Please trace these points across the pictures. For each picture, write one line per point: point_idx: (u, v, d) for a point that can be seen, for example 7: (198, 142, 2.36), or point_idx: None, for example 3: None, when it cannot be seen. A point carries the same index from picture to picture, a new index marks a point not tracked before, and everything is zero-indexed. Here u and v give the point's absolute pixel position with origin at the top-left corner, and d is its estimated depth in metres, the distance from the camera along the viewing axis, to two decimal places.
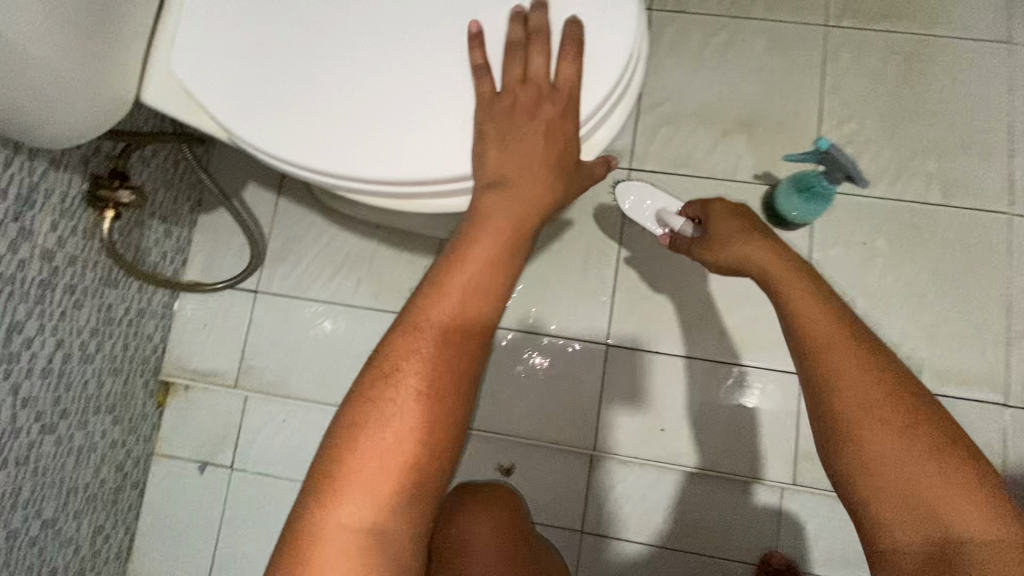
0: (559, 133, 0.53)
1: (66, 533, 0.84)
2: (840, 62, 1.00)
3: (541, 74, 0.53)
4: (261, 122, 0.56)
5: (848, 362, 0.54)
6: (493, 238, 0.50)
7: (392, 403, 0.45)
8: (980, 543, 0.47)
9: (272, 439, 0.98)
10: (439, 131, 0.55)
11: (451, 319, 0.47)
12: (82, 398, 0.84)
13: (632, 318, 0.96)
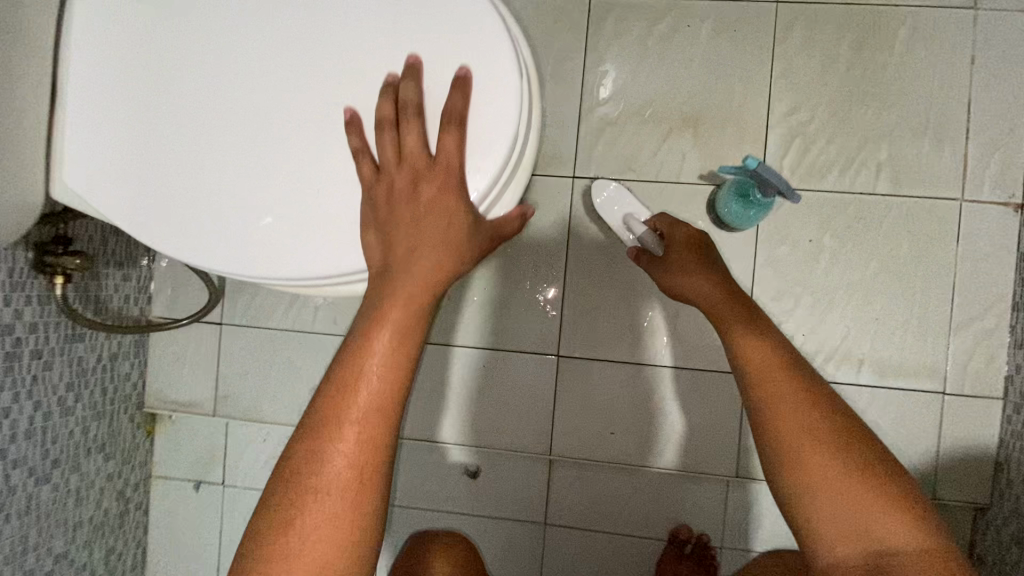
0: (443, 201, 0.50)
1: (79, 559, 0.95)
2: (794, 42, 0.94)
3: (418, 149, 0.50)
4: (167, 221, 0.57)
5: (788, 395, 0.67)
6: (392, 323, 0.50)
7: (290, 496, 0.45)
8: (906, 552, 0.57)
9: (255, 457, 1.06)
10: (340, 209, 0.55)
11: (358, 407, 0.47)
12: (70, 445, 0.91)
13: (581, 328, 0.99)
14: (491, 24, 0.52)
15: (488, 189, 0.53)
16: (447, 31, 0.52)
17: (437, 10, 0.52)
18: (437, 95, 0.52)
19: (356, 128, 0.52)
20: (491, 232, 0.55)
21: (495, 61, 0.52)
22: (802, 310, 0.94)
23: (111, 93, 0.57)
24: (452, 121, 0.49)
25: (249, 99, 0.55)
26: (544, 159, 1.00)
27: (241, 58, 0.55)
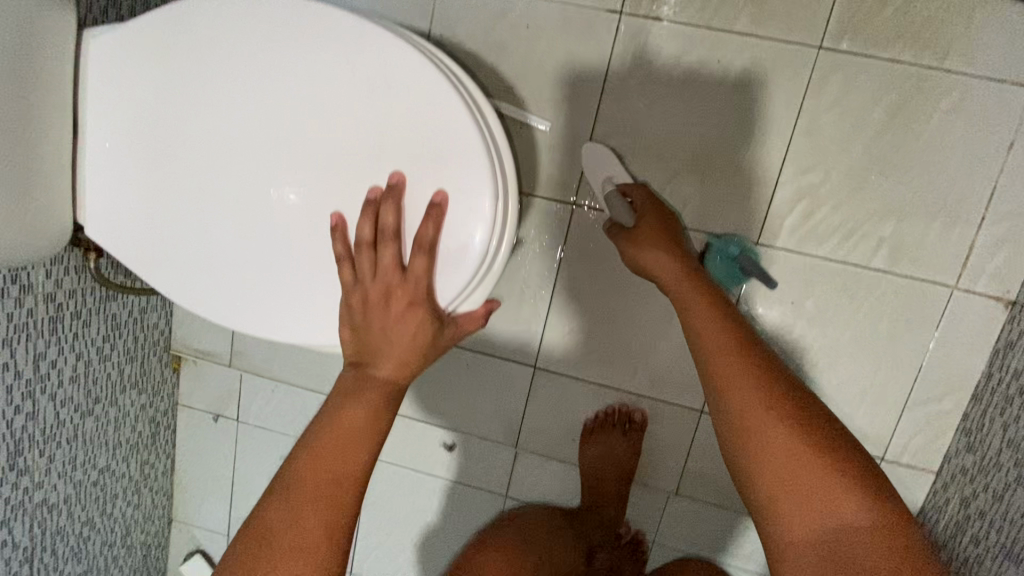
0: (419, 302, 0.56)
1: (119, 470, 1.14)
2: (825, 96, 0.89)
3: (390, 268, 0.56)
4: (176, 276, 0.64)
5: (743, 368, 0.62)
6: (359, 409, 0.54)
7: (266, 555, 0.50)
8: (865, 542, 0.54)
9: (263, 405, 1.21)
10: (323, 288, 0.61)
11: (327, 480, 0.53)
12: (108, 384, 1.07)
13: (561, 346, 1.04)
14: (473, 154, 0.56)
15: (452, 301, 0.59)
16: (431, 155, 0.57)
17: (424, 134, 0.57)
18: (414, 214, 0.57)
19: (341, 235, 0.57)
20: (452, 334, 0.61)
21: (472, 191, 0.57)
22: None
23: (125, 155, 0.62)
24: (422, 250, 0.55)
25: (243, 175, 0.60)
26: (548, 179, 0.98)
27: (243, 146, 0.59)
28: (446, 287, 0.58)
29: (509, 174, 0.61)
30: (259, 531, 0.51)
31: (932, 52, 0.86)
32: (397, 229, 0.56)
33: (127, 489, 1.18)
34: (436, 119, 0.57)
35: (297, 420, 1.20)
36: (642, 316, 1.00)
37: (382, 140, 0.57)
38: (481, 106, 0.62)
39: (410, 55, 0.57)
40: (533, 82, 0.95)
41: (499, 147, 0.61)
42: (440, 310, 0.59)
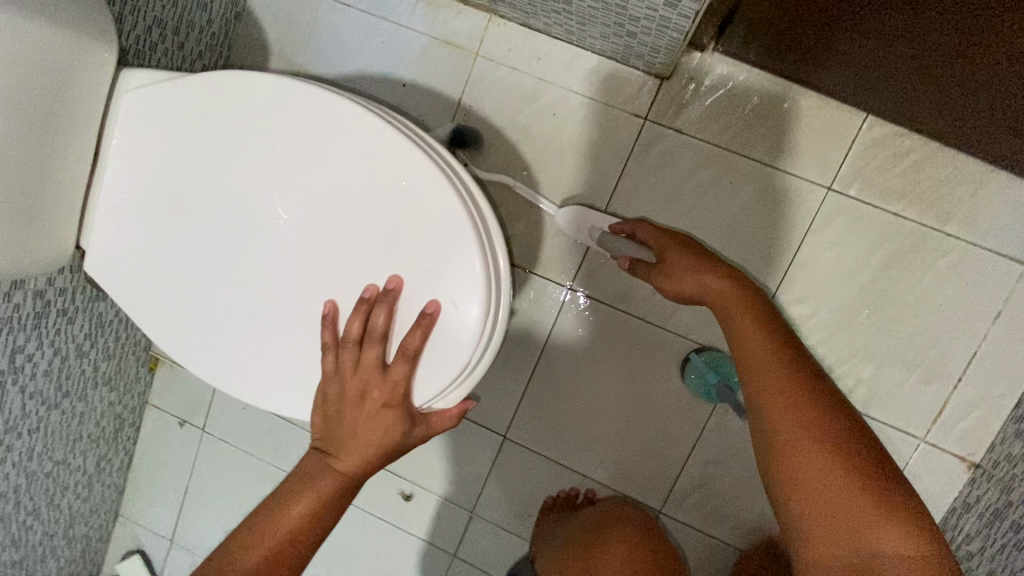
0: (386, 414, 0.60)
1: (75, 463, 1.13)
2: (826, 236, 0.91)
3: (372, 366, 0.59)
4: (168, 326, 0.66)
5: (786, 388, 0.64)
6: (280, 529, 0.59)
7: None
8: (894, 565, 0.53)
9: (232, 418, 1.23)
10: (308, 366, 0.63)
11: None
12: (81, 380, 1.06)
13: (533, 423, 1.05)
14: (470, 273, 0.57)
15: (427, 403, 0.61)
16: (429, 266, 0.58)
17: (427, 244, 0.57)
18: (404, 319, 0.59)
19: (331, 326, 0.60)
20: (421, 433, 0.64)
21: (463, 308, 0.57)
22: (732, 479, 1.00)
23: (137, 206, 0.63)
24: (404, 359, 0.58)
25: (246, 246, 0.61)
26: (548, 260, 1.00)
27: (252, 219, 0.61)
28: (424, 389, 0.60)
29: (504, 290, 0.61)
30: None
31: (935, 214, 0.88)
32: (386, 333, 0.59)
33: (80, 483, 1.17)
34: (440, 231, 0.57)
35: (263, 439, 1.22)
36: (618, 409, 1.01)
37: (385, 241, 0.58)
38: (491, 216, 0.62)
39: (427, 164, 0.57)
40: (549, 167, 0.97)
41: (499, 260, 0.61)
42: (413, 410, 0.62)
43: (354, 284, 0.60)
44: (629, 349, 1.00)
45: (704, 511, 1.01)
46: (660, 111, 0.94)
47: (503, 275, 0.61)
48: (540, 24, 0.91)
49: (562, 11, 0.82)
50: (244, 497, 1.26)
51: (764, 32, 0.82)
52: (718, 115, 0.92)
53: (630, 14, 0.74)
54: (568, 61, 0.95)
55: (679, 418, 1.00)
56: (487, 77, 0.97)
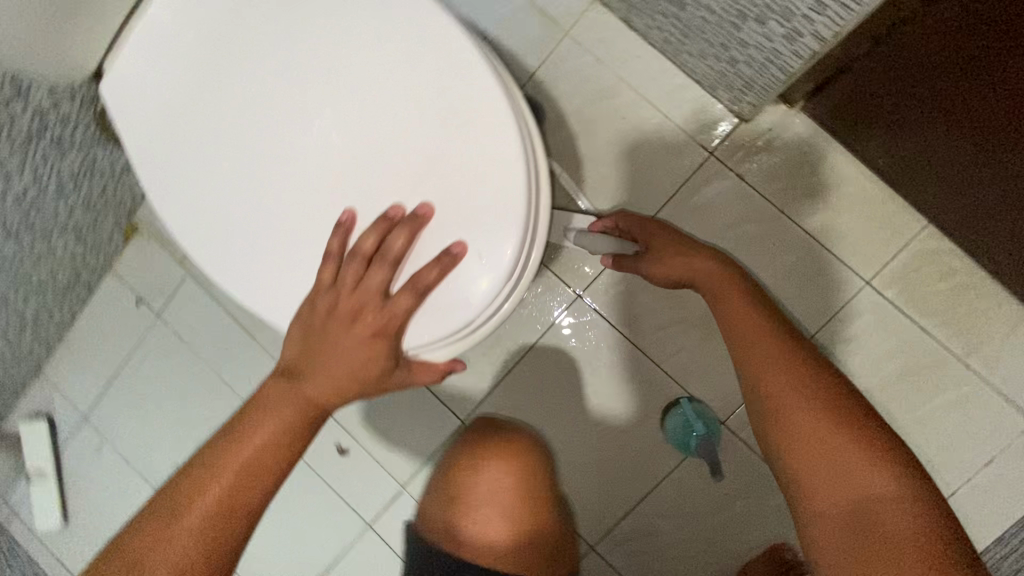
0: (375, 346, 0.55)
1: (15, 305, 1.05)
2: (847, 328, 0.89)
3: (374, 290, 0.54)
4: (168, 184, 0.60)
5: (772, 359, 0.64)
6: (228, 466, 0.53)
7: (137, 546, 0.50)
8: (887, 506, 0.52)
9: (192, 312, 1.17)
10: (304, 272, 0.58)
11: (177, 552, 0.50)
12: (51, 220, 1.00)
13: (494, 417, 1.00)
14: (509, 226, 0.53)
15: (417, 348, 0.57)
16: (468, 207, 0.53)
17: (473, 183, 0.53)
18: (422, 252, 0.54)
19: (342, 236, 0.55)
20: (401, 378, 0.60)
21: (490, 259, 0.53)
22: (676, 537, 0.95)
23: (179, 48, 0.58)
24: (411, 292, 0.53)
25: (286, 129, 0.57)
26: (567, 260, 0.96)
27: (303, 100, 0.57)
28: (421, 333, 0.55)
29: (534, 257, 0.57)
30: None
31: (960, 342, 0.86)
32: (400, 259, 0.54)
33: (14, 326, 1.09)
34: (492, 174, 0.53)
35: (217, 344, 1.16)
36: (586, 431, 0.97)
37: (430, 167, 0.54)
38: (545, 178, 0.58)
39: (501, 101, 0.53)
40: (599, 168, 0.94)
41: (540, 224, 0.57)
42: (402, 351, 0.57)
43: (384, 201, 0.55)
44: (617, 375, 0.96)
45: (636, 561, 0.97)
46: (728, 150, 0.91)
47: (538, 241, 0.57)
48: (641, 24, 0.88)
49: (670, 15, 0.79)
50: (176, 395, 1.19)
51: (856, 106, 0.79)
52: (784, 175, 0.89)
53: (741, 37, 0.70)
54: (654, 70, 0.91)
55: (643, 459, 0.95)
56: (569, 59, 0.93)
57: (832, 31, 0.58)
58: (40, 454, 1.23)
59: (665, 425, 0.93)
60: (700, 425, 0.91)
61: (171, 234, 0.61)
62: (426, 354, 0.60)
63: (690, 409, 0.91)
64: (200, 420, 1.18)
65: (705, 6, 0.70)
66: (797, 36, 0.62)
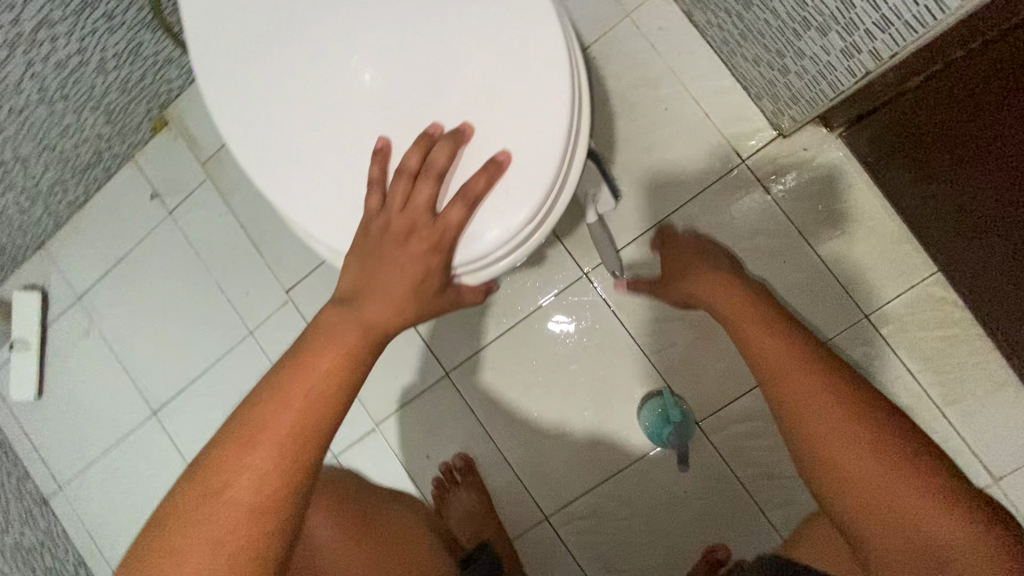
0: (422, 259, 0.54)
1: (33, 171, 1.06)
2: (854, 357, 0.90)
3: (421, 207, 0.54)
4: (226, 73, 0.61)
5: (803, 390, 0.63)
6: (302, 379, 0.52)
7: (219, 465, 0.49)
8: (946, 540, 0.52)
9: (203, 217, 1.17)
10: (346, 181, 0.59)
11: (237, 504, 0.47)
12: (85, 94, 1.00)
13: (478, 375, 1.02)
14: (553, 145, 0.53)
15: (472, 266, 0.56)
16: (512, 126, 0.54)
17: (519, 104, 0.54)
18: (466, 169, 0.55)
19: (382, 161, 0.57)
20: (451, 295, 0.60)
21: (536, 175, 0.53)
22: (628, 524, 0.97)
23: None
24: (462, 203, 0.52)
25: (346, 34, 0.58)
26: (580, 237, 0.98)
27: (368, 7, 0.58)
28: (469, 249, 0.55)
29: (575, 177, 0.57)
30: (154, 560, 0.46)
31: (943, 392, 0.87)
32: (446, 175, 0.54)
33: (27, 193, 1.09)
34: (540, 96, 0.54)
35: (221, 252, 1.17)
36: (563, 405, 0.99)
37: (480, 89, 0.55)
38: (588, 116, 0.59)
39: (558, 33, 0.55)
40: (631, 153, 0.95)
41: (582, 145, 0.57)
42: (451, 268, 0.56)
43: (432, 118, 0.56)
44: (605, 357, 0.98)
45: (585, 540, 0.98)
46: (760, 162, 0.91)
47: (579, 162, 0.57)
48: (702, 19, 0.88)
49: (733, 14, 0.79)
50: (172, 294, 1.20)
51: (891, 140, 0.79)
52: (811, 196, 0.90)
53: (798, 46, 0.71)
54: (705, 69, 0.92)
55: (613, 444, 0.97)
56: (625, 42, 0.94)
57: (890, 52, 0.59)
58: (28, 325, 1.24)
59: (642, 410, 0.95)
60: (674, 412, 0.92)
61: (218, 123, 0.62)
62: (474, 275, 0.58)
63: (669, 397, 0.93)
64: (191, 324, 1.19)
65: (770, 8, 0.71)
66: (854, 52, 0.63)
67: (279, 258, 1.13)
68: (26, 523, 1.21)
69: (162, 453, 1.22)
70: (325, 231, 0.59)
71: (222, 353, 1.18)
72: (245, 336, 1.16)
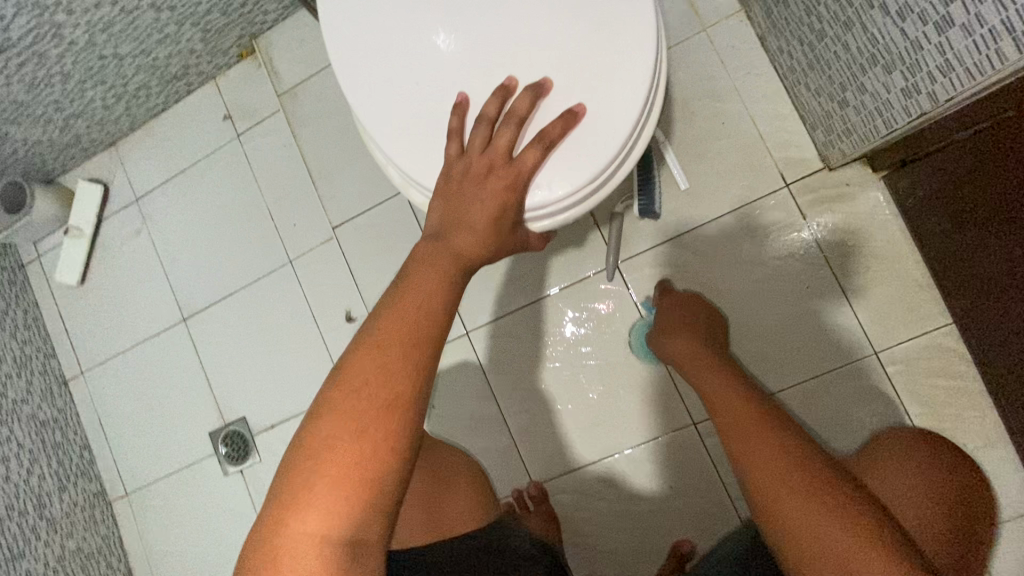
0: (500, 201, 0.57)
1: (125, 70, 1.14)
2: (874, 396, 0.93)
3: (501, 149, 0.57)
4: (343, 5, 0.68)
5: (764, 454, 0.70)
6: (403, 309, 0.54)
7: (333, 395, 0.51)
8: None
9: (268, 144, 1.24)
10: (430, 118, 0.64)
11: (367, 410, 0.50)
12: (190, 8, 1.08)
13: (496, 339, 1.07)
14: (629, 104, 0.59)
15: (547, 207, 0.60)
16: (593, 84, 0.59)
17: (603, 69, 0.60)
18: (543, 119, 0.59)
19: (462, 112, 0.60)
20: (522, 238, 0.62)
21: (610, 128, 0.59)
22: (609, 506, 1.01)
23: None
24: (541, 143, 0.56)
25: None
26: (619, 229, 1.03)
27: None
28: (540, 194, 0.59)
29: (645, 136, 0.62)
30: (299, 464, 0.49)
31: None
32: (525, 120, 0.58)
33: (114, 90, 1.17)
34: (623, 64, 0.59)
35: (278, 180, 1.23)
36: (570, 382, 1.04)
37: (565, 49, 0.61)
38: (662, 88, 0.63)
39: (647, 11, 0.60)
40: (681, 158, 1.00)
41: (654, 109, 0.62)
42: (523, 211, 0.60)
43: (522, 69, 0.61)
44: (619, 345, 1.02)
45: (566, 513, 1.03)
46: (802, 189, 0.96)
47: (648, 129, 0.62)
48: (775, 45, 0.93)
49: (805, 43, 0.84)
50: (224, 211, 1.27)
51: (933, 187, 0.83)
52: (845, 231, 0.94)
53: (861, 82, 0.75)
54: (767, 93, 0.97)
55: (610, 427, 1.02)
56: (697, 54, 1.00)
57: (946, 96, 0.63)
58: (86, 214, 1.31)
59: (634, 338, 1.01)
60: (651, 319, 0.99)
61: (327, 47, 0.68)
62: (541, 222, 0.62)
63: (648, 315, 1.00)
64: (237, 243, 1.26)
65: (842, 42, 0.76)
66: (913, 92, 0.67)
67: (332, 196, 1.20)
68: (45, 398, 1.28)
69: (185, 357, 1.29)
70: (404, 160, 0.64)
71: (260, 275, 1.24)
72: (284, 263, 1.23)
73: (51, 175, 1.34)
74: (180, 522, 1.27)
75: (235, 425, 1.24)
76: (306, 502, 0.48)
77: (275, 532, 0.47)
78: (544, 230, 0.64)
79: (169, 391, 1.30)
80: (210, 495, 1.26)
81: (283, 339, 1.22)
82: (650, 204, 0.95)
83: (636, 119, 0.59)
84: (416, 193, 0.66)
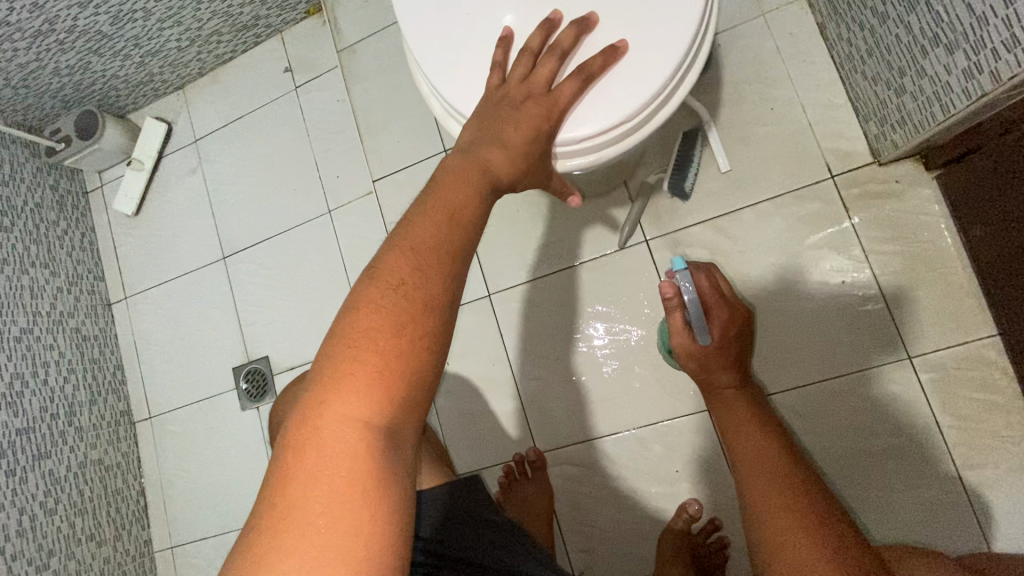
0: (535, 125, 0.58)
1: (202, 14, 1.21)
2: (915, 404, 0.88)
3: (542, 79, 0.58)
4: None
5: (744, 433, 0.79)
6: (441, 214, 0.53)
7: (368, 290, 0.50)
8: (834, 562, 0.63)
9: (322, 97, 1.29)
10: (477, 49, 0.65)
11: (401, 305, 0.49)
12: None
13: (519, 304, 1.07)
14: (673, 50, 0.60)
15: (579, 143, 0.61)
16: (637, 25, 0.60)
17: (651, 14, 0.61)
18: (584, 55, 0.61)
19: (506, 45, 0.62)
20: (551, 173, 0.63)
21: (650, 68, 0.60)
22: (611, 482, 1.00)
23: None
24: (580, 76, 0.58)
25: None
26: (654, 207, 1.01)
27: None
28: (574, 129, 0.60)
29: (685, 86, 0.62)
30: (337, 352, 0.48)
31: (963, 452, 0.85)
32: (568, 53, 0.59)
33: (188, 32, 1.24)
34: (672, 12, 0.60)
35: (328, 133, 1.28)
36: (586, 354, 1.03)
37: None
38: (708, 43, 0.64)
39: None
40: (724, 141, 0.98)
41: (697, 61, 0.63)
42: (554, 144, 0.61)
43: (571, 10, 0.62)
44: (640, 322, 1.01)
45: (567, 484, 1.02)
46: (847, 181, 0.93)
47: (689, 79, 0.63)
48: (834, 33, 0.92)
49: (866, 28, 0.82)
50: (273, 157, 1.33)
51: (984, 185, 0.79)
52: (890, 228, 0.91)
53: (922, 65, 0.73)
54: (821, 82, 0.95)
55: (621, 403, 1.01)
56: (753, 38, 0.99)
57: (1009, 74, 0.60)
58: (149, 149, 1.40)
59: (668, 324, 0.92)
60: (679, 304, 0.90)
61: None
62: (573, 160, 0.63)
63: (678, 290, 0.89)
64: (282, 189, 1.31)
65: (904, 22, 0.73)
66: (975, 73, 0.65)
67: (376, 151, 1.23)
68: (89, 316, 1.36)
69: (220, 293, 1.34)
70: (448, 88, 0.66)
71: (299, 222, 1.29)
72: (323, 212, 1.27)
73: (123, 111, 1.44)
74: (195, 450, 1.32)
75: (257, 362, 1.29)
76: (345, 390, 0.46)
77: (315, 416, 0.46)
78: (575, 171, 0.65)
79: (201, 324, 1.35)
80: (226, 426, 1.30)
81: (314, 284, 1.26)
82: (681, 179, 0.97)
83: (677, 65, 0.60)
84: (455, 125, 0.68)
